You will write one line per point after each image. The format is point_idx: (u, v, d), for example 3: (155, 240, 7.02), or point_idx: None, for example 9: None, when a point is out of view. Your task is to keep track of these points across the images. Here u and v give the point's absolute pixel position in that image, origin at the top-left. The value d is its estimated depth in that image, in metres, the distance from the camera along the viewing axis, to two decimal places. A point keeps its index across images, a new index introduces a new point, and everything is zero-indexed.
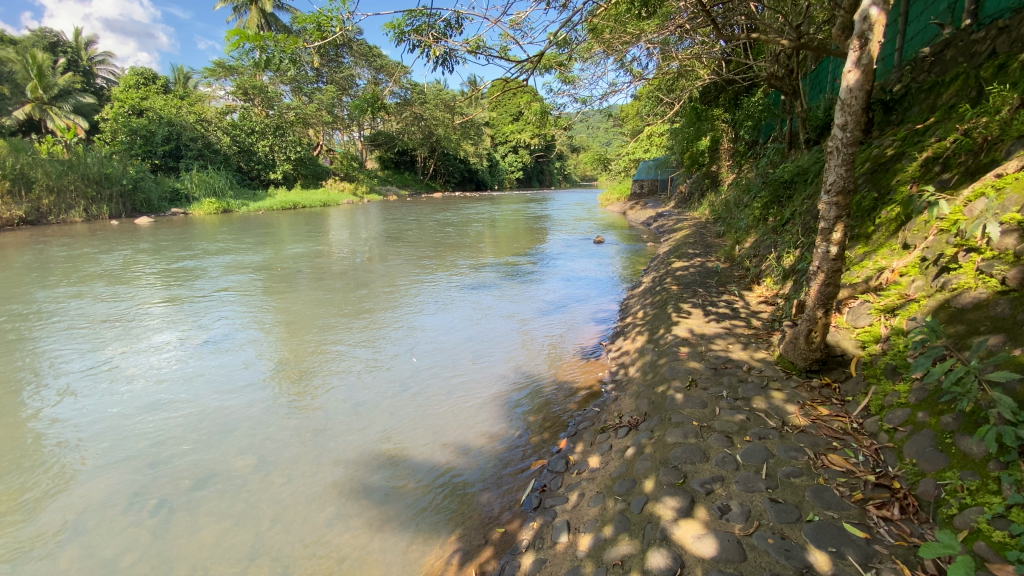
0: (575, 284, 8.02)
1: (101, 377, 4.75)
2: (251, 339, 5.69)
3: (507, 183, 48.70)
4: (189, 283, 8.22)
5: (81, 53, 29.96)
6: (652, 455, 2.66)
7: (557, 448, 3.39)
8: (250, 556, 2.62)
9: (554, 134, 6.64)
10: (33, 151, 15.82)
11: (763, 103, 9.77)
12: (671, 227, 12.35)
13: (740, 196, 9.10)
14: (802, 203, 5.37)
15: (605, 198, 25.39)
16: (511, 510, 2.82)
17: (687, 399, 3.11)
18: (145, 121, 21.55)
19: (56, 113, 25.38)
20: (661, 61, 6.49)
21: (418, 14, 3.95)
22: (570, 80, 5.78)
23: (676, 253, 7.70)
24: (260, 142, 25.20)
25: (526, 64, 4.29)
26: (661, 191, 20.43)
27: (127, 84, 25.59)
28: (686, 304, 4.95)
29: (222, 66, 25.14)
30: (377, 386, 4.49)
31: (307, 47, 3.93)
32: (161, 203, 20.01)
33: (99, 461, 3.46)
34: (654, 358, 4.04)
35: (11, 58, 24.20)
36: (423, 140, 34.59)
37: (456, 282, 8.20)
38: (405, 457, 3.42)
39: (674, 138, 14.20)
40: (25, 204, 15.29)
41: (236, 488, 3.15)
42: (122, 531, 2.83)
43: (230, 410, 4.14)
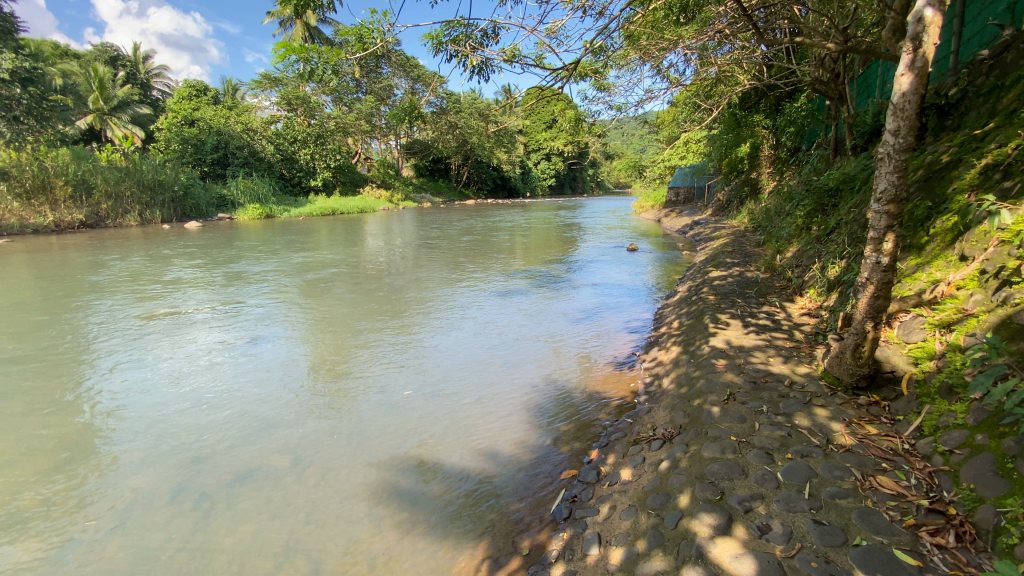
0: (606, 292, 7.95)
1: (149, 375, 4.99)
2: (291, 340, 5.91)
3: (539, 191, 48.96)
4: (234, 286, 8.56)
5: (140, 66, 31.70)
6: (687, 470, 2.59)
7: (588, 459, 3.34)
8: (285, 553, 2.69)
9: (587, 141, 6.62)
10: (94, 159, 16.84)
11: (806, 108, 9.50)
12: (707, 236, 12.13)
13: (781, 205, 8.86)
14: (849, 212, 5.17)
15: (639, 206, 25.16)
16: (541, 519, 2.79)
17: (725, 413, 3.02)
18: (197, 131, 22.65)
19: (115, 123, 27.44)
20: (699, 67, 6.40)
21: (457, 26, 4.05)
22: (606, 88, 5.78)
23: (714, 262, 7.53)
24: (302, 150, 26.17)
25: (561, 72, 4.32)
26: (697, 199, 20.11)
27: (181, 95, 26.99)
28: (724, 315, 4.82)
29: (268, 78, 26.14)
30: (408, 389, 4.57)
31: (350, 58, 4.07)
32: (209, 208, 20.84)
33: (145, 454, 3.64)
34: (690, 370, 3.94)
35: (76, 72, 26.05)
36: (458, 147, 35.16)
37: (487, 289, 8.25)
38: (435, 462, 3.43)
39: (711, 144, 13.98)
40: (85, 208, 16.32)
41: (273, 485, 3.24)
42: (167, 522, 2.96)
43: (271, 407, 4.31)
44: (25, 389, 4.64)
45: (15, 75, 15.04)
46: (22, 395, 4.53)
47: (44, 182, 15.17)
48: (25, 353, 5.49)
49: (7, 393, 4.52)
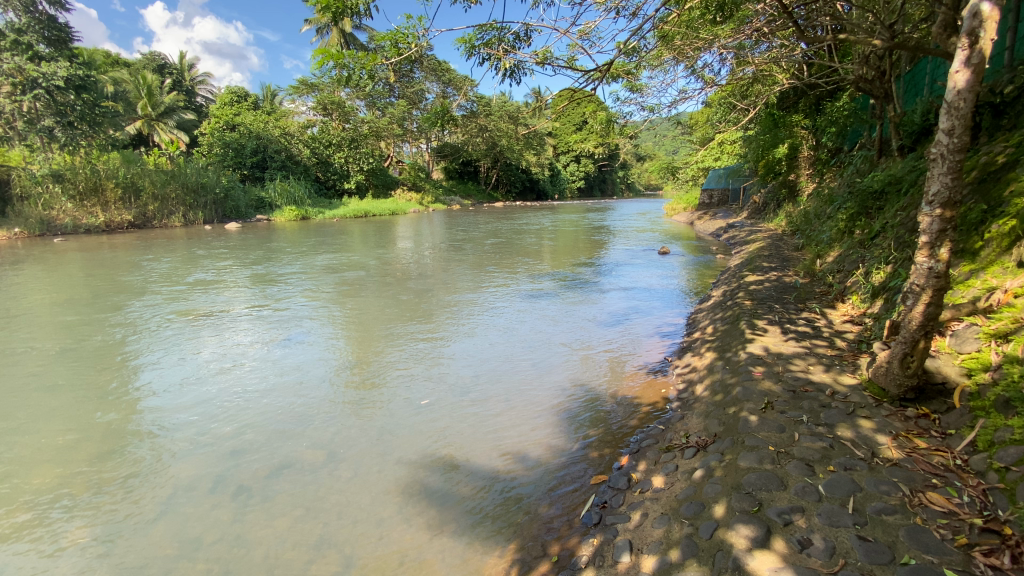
0: (636, 296, 7.84)
1: (191, 370, 5.20)
2: (324, 339, 6.05)
3: (569, 193, 48.76)
4: (271, 286, 8.84)
5: (185, 74, 33.10)
6: (722, 480, 2.53)
7: (619, 465, 3.29)
8: (318, 546, 2.75)
9: (618, 142, 6.56)
10: (142, 162, 17.66)
11: (849, 108, 9.17)
12: (743, 239, 11.82)
13: (821, 207, 8.56)
14: (895, 215, 4.96)
15: (671, 208, 24.78)
16: (571, 524, 2.77)
17: (762, 422, 2.93)
18: (238, 135, 23.48)
19: (161, 128, 28.72)
20: (735, 67, 6.26)
21: (489, 29, 4.09)
22: (638, 89, 5.71)
23: (750, 266, 7.33)
24: (337, 154, 26.81)
25: (594, 73, 4.29)
26: (732, 201, 19.65)
27: (223, 101, 28.05)
28: (761, 321, 4.69)
29: (305, 83, 26.90)
30: (436, 389, 4.62)
31: (385, 63, 4.17)
32: (248, 210, 21.52)
33: (190, 445, 3.79)
34: (725, 376, 3.85)
35: (126, 80, 27.43)
36: (488, 150, 35.39)
37: (516, 291, 8.28)
38: (464, 462, 3.45)
39: (747, 146, 13.65)
40: (134, 210, 17.14)
41: (307, 480, 3.33)
42: (208, 511, 3.07)
43: (304, 404, 4.42)
44: (78, 381, 4.90)
45: (70, 82, 15.87)
46: (75, 386, 4.78)
47: (96, 185, 16.10)
48: (78, 347, 5.80)
49: (63, 385, 4.79)
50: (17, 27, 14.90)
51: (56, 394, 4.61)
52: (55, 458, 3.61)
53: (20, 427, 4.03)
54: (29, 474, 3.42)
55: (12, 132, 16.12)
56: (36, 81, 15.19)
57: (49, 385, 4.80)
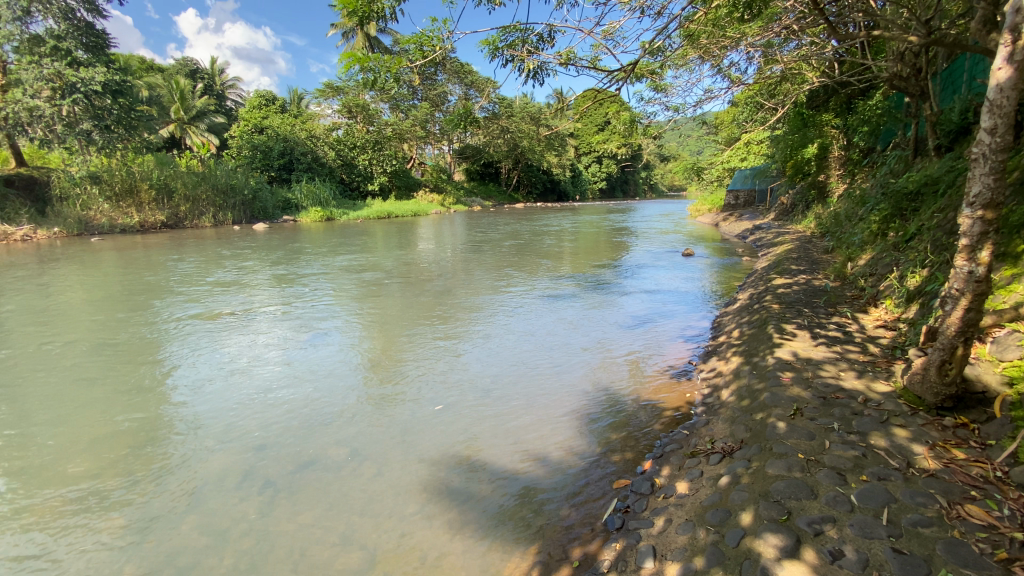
0: (659, 298, 7.75)
1: (219, 366, 5.34)
2: (347, 338, 6.14)
3: (590, 194, 48.48)
4: (296, 285, 9.01)
5: (216, 78, 34.01)
6: (749, 487, 2.48)
7: (642, 469, 3.25)
8: (341, 543, 2.78)
9: (642, 143, 6.49)
10: (175, 164, 18.20)
11: (883, 106, 8.92)
12: (770, 241, 11.58)
13: (853, 209, 8.31)
14: (931, 217, 4.80)
15: (695, 209, 24.44)
16: (593, 527, 2.74)
17: (791, 429, 2.86)
18: (266, 138, 24.03)
19: (193, 131, 29.59)
20: (763, 65, 6.15)
21: (513, 31, 4.10)
22: (662, 88, 5.65)
23: (777, 269, 7.17)
24: (361, 156, 27.20)
25: (618, 73, 4.27)
26: (758, 203, 19.26)
27: (252, 105, 28.75)
28: (789, 325, 4.58)
29: (330, 86, 27.38)
30: (457, 389, 4.64)
31: (410, 66, 4.21)
32: (275, 211, 21.97)
33: (220, 439, 3.89)
34: (752, 382, 3.77)
35: (160, 85, 28.34)
36: (509, 151, 35.47)
37: (537, 292, 8.26)
38: (485, 463, 3.47)
39: (774, 146, 13.38)
40: (166, 210, 17.69)
41: (332, 475, 3.39)
42: (236, 504, 3.15)
43: (329, 401, 4.50)
44: (114, 375, 5.09)
45: (107, 87, 16.37)
46: (110, 381, 4.96)
47: (131, 186, 16.70)
48: (113, 343, 6.00)
49: (98, 379, 4.97)
50: (57, 34, 15.51)
51: (92, 388, 4.78)
52: (91, 450, 3.75)
53: (59, 419, 4.20)
54: (66, 465, 3.56)
55: (52, 134, 15.86)
56: (74, 85, 15.64)
57: (85, 379, 4.98)
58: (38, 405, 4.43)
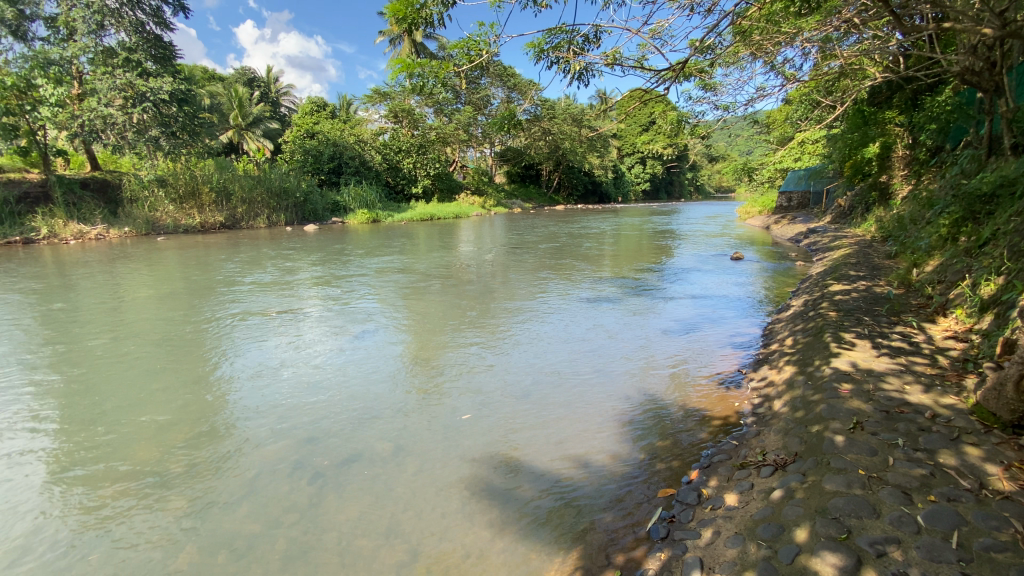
0: (705, 304, 7.53)
1: (270, 362, 5.57)
2: (390, 337, 6.29)
3: (634, 196, 47.67)
4: (342, 285, 9.30)
5: (271, 86, 35.63)
6: (804, 502, 2.38)
7: (688, 479, 3.16)
8: (386, 536, 2.85)
9: (688, 143, 6.35)
10: (233, 168, 19.19)
11: (953, 102, 8.37)
12: (827, 245, 11.04)
13: (919, 211, 7.82)
14: (1008, 220, 4.48)
15: (745, 212, 23.71)
16: (636, 535, 2.70)
17: (851, 443, 2.73)
18: (317, 143, 24.99)
19: (249, 137, 31.16)
20: (820, 61, 5.88)
21: (558, 32, 4.11)
22: (712, 87, 5.51)
23: (834, 275, 6.84)
24: (406, 159, 27.82)
25: (666, 72, 4.20)
26: (814, 205, 18.40)
27: (305, 111, 29.96)
28: (848, 334, 4.36)
29: (378, 92, 28.21)
30: (498, 390, 4.66)
31: (457, 69, 4.31)
32: (324, 213, 22.76)
33: (272, 431, 4.08)
34: (807, 393, 3.61)
35: (221, 93, 30.01)
36: (551, 153, 35.40)
37: (578, 296, 8.20)
38: (526, 464, 3.48)
39: (831, 145, 12.77)
40: (225, 212, 18.67)
41: (377, 469, 3.49)
42: (288, 493, 3.28)
43: (373, 398, 4.62)
44: (176, 367, 5.41)
45: (173, 96, 17.44)
46: (173, 372, 5.29)
47: (194, 189, 17.86)
48: (176, 336, 6.39)
49: (163, 370, 5.32)
50: (128, 46, 16.69)
51: (157, 379, 5.10)
52: (155, 436, 4.01)
53: (128, 406, 4.51)
54: (133, 450, 3.81)
55: (124, 141, 16.92)
56: (144, 95, 16.76)
57: (151, 370, 5.35)
58: (111, 393, 4.79)
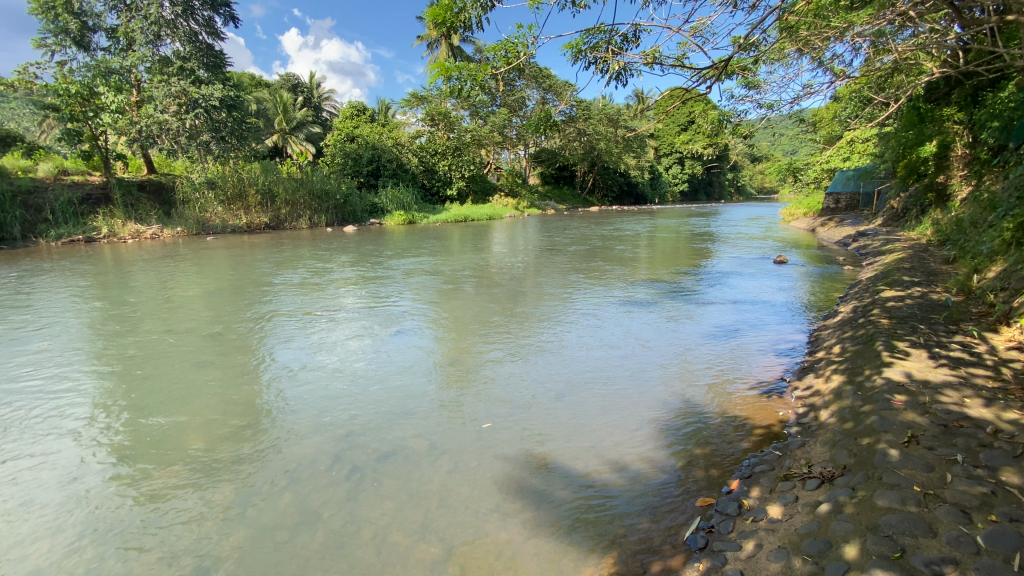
0: (746, 309, 7.32)
1: (310, 358, 5.75)
2: (425, 337, 6.38)
3: (671, 197, 46.74)
4: (379, 285, 9.51)
5: (314, 91, 36.81)
6: (853, 518, 2.29)
7: (728, 489, 3.07)
8: (421, 532, 2.90)
9: (729, 143, 6.20)
10: (278, 171, 19.94)
11: (1016, 98, 7.80)
12: (878, 249, 10.54)
13: (980, 214, 7.34)
14: None
15: (788, 214, 22.94)
16: (674, 543, 2.65)
17: (905, 458, 2.60)
18: (356, 146, 25.65)
19: (293, 140, 32.28)
20: (872, 57, 5.64)
21: (597, 32, 4.09)
22: (755, 85, 5.36)
23: (886, 280, 6.54)
24: (441, 162, 28.20)
25: (708, 71, 4.12)
26: (863, 207, 17.58)
27: (345, 115, 30.83)
28: (901, 342, 4.16)
29: (416, 96, 28.76)
30: (531, 392, 4.65)
31: (494, 71, 4.36)
32: (363, 215, 23.30)
33: (312, 425, 4.20)
34: (856, 403, 3.46)
35: (267, 99, 31.25)
36: (586, 154, 35.21)
37: (613, 299, 8.10)
38: (561, 466, 3.46)
39: (884, 144, 12.19)
40: (269, 213, 19.39)
41: (412, 466, 3.54)
42: (326, 487, 3.37)
43: (407, 396, 4.69)
44: (223, 361, 5.66)
45: (223, 102, 18.25)
46: (220, 366, 5.52)
47: (241, 191, 18.65)
48: (223, 332, 6.68)
49: (211, 364, 5.58)
50: (182, 55, 17.58)
51: (205, 372, 5.34)
52: (204, 427, 4.20)
53: (178, 397, 4.74)
54: (183, 440, 4.00)
55: (177, 145, 17.80)
56: (196, 101, 17.60)
57: (199, 363, 5.60)
58: (163, 384, 5.05)
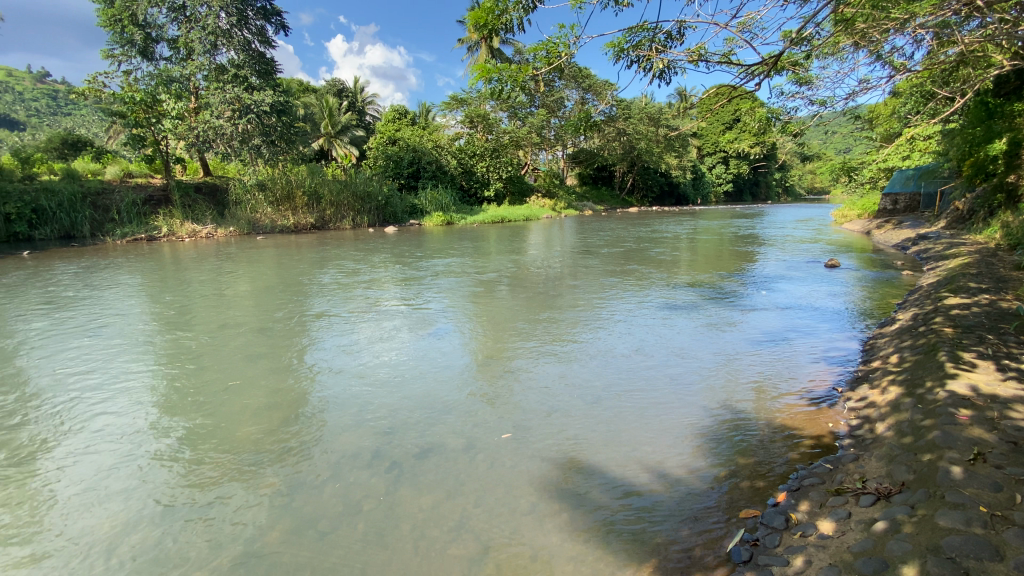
0: (795, 315, 7.02)
1: (351, 355, 5.91)
2: (461, 337, 6.44)
3: (713, 197, 45.46)
4: (418, 285, 9.69)
5: (358, 96, 37.86)
6: (912, 538, 2.17)
7: (774, 501, 2.96)
8: (458, 529, 2.93)
9: (778, 141, 5.98)
10: (323, 173, 20.61)
11: None
12: (940, 253, 9.94)
13: None
14: None
15: (841, 215, 21.92)
16: (716, 555, 2.57)
17: (970, 476, 2.45)
18: (398, 148, 26.20)
19: (338, 143, 33.32)
20: (935, 49, 5.31)
21: (639, 31, 4.05)
22: (808, 82, 5.16)
23: (950, 286, 6.14)
24: (480, 163, 28.44)
25: (756, 67, 3.99)
26: (924, 208, 16.61)
27: (388, 119, 31.56)
28: (968, 353, 3.91)
29: (456, 99, 29.18)
30: (567, 395, 4.61)
31: (536, 72, 4.36)
32: (403, 216, 23.75)
33: (352, 420, 4.32)
34: (916, 417, 3.28)
35: (314, 104, 32.39)
36: (625, 154, 34.78)
37: (653, 302, 7.95)
38: (599, 470, 3.43)
39: (949, 141, 11.46)
40: (315, 214, 20.07)
41: (449, 464, 3.59)
42: (367, 480, 3.46)
43: (445, 395, 4.75)
44: (270, 357, 5.89)
45: (273, 107, 19.02)
46: (267, 361, 5.76)
47: (289, 193, 19.42)
48: (271, 328, 6.96)
49: (259, 358, 5.83)
50: (237, 63, 18.45)
51: (254, 366, 5.59)
52: (253, 418, 4.40)
53: (229, 390, 4.98)
54: (235, 430, 4.20)
55: (230, 149, 18.68)
56: (249, 107, 18.41)
57: (248, 358, 5.86)
58: (216, 376, 5.32)
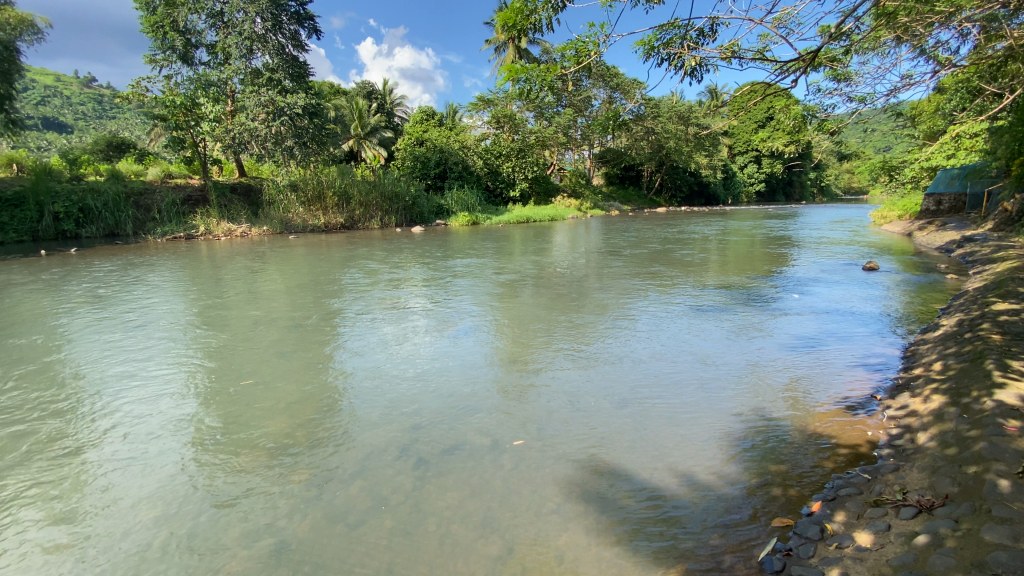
0: (830, 319, 6.80)
1: (378, 353, 6.00)
2: (486, 337, 6.45)
3: (744, 197, 44.37)
4: (444, 285, 9.77)
5: (386, 98, 38.39)
6: (957, 554, 2.09)
7: (807, 510, 2.88)
8: (484, 527, 2.95)
9: (813, 139, 5.80)
10: (353, 174, 20.99)
11: None
12: (988, 256, 9.47)
13: None
14: None
15: (879, 216, 21.11)
16: (748, 563, 2.52)
17: (1020, 490, 2.34)
18: (425, 149, 26.48)
19: (367, 145, 33.86)
20: (984, 41, 5.06)
21: (670, 28, 3.98)
22: (846, 78, 4.99)
23: (998, 291, 5.85)
24: (506, 164, 28.49)
25: (792, 64, 3.88)
26: (970, 208, 15.85)
27: (416, 120, 31.93)
28: (1017, 361, 3.73)
29: (483, 100, 29.32)
30: (593, 398, 4.57)
31: (564, 72, 4.35)
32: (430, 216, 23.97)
33: (380, 417, 4.39)
34: (960, 427, 3.15)
35: (344, 106, 32.96)
36: (653, 154, 34.28)
37: (681, 305, 7.81)
38: (626, 473, 3.40)
39: (999, 139, 10.90)
40: (344, 214, 20.45)
41: (475, 463, 3.61)
42: (394, 477, 3.52)
43: (470, 395, 4.77)
44: (301, 353, 6.05)
45: (305, 110, 19.46)
46: (298, 357, 5.90)
47: (320, 193, 19.85)
48: (301, 325, 7.13)
49: (291, 355, 5.98)
50: (271, 67, 18.95)
51: (285, 362, 5.74)
52: (284, 414, 4.51)
53: (262, 385, 5.13)
54: (267, 425, 4.32)
55: (265, 150, 19.20)
56: (282, 109, 18.87)
57: (279, 354, 6.02)
58: (249, 372, 5.49)
